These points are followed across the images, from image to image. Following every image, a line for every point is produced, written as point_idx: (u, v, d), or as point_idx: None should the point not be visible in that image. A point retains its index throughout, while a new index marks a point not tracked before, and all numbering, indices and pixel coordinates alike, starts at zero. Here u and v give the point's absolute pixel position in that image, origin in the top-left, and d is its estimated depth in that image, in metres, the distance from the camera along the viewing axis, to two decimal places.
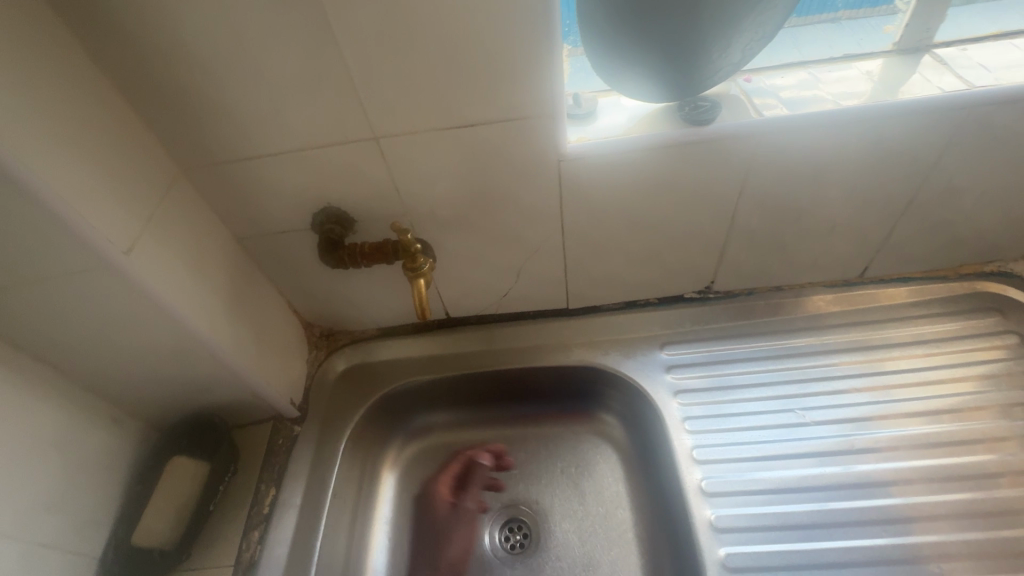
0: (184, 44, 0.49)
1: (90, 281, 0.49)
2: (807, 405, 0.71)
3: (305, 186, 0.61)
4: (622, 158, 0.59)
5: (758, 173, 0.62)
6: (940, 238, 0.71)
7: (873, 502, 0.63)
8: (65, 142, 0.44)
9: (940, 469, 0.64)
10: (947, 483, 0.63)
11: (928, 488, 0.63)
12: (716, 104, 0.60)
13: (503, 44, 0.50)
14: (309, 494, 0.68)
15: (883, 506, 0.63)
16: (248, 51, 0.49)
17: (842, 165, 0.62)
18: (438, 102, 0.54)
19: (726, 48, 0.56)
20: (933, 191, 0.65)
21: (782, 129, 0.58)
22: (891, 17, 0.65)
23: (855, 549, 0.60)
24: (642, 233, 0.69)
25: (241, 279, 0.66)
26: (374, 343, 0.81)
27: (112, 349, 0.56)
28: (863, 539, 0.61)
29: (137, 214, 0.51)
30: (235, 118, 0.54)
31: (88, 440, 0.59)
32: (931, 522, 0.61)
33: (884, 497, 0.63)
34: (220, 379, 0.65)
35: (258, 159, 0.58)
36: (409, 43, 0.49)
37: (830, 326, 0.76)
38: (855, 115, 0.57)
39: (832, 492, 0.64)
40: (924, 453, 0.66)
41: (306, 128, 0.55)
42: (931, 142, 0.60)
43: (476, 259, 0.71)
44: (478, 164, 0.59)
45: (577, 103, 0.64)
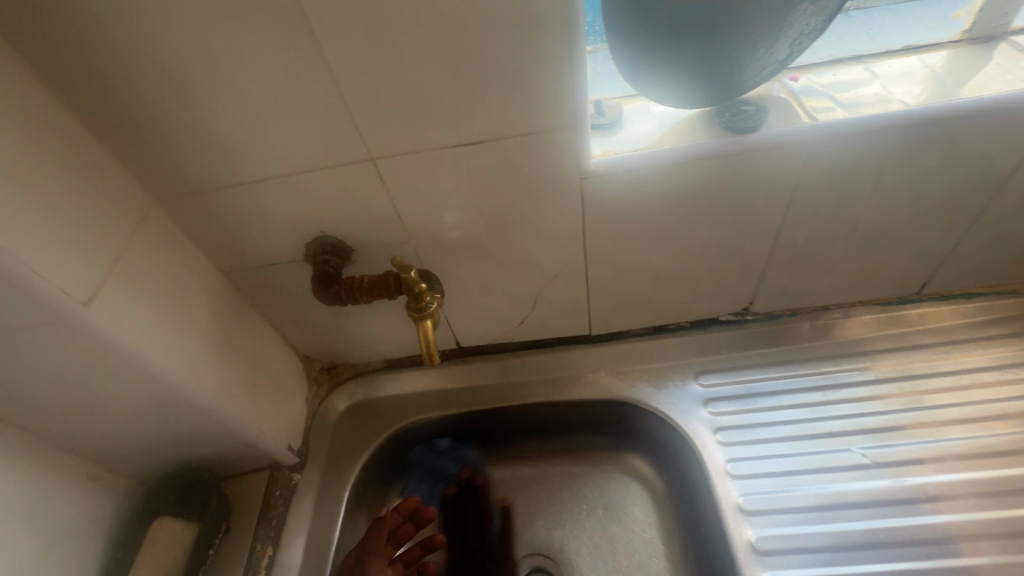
0: (150, 60, 0.42)
1: (45, 335, 0.42)
2: (866, 443, 0.62)
3: (296, 214, 0.54)
4: (653, 175, 0.52)
5: (807, 185, 0.54)
6: (1012, 250, 0.63)
7: (954, 560, 0.55)
8: (9, 179, 0.38)
9: None
10: None
11: (1016, 542, 0.55)
12: (761, 109, 0.53)
13: (518, 47, 0.43)
14: (309, 553, 0.61)
15: (965, 565, 0.55)
16: (223, 66, 0.43)
17: (906, 174, 0.54)
18: (442, 117, 0.47)
19: (773, 43, 0.49)
20: (1007, 200, 0.57)
21: (839, 136, 0.50)
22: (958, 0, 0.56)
23: None
24: (673, 254, 0.61)
25: (229, 316, 0.60)
26: (380, 377, 0.74)
27: (80, 405, 0.50)
28: None
29: (101, 256, 0.44)
30: (212, 141, 0.48)
31: (61, 504, 0.53)
32: None
33: (966, 554, 0.55)
34: (207, 429, 0.58)
35: (241, 186, 0.51)
36: (408, 52, 0.43)
37: (884, 349, 0.68)
38: (924, 117, 0.49)
39: (904, 547, 0.56)
40: (1008, 499, 0.57)
41: (294, 151, 0.49)
42: (1011, 145, 0.52)
43: (488, 287, 0.64)
44: (489, 184, 0.52)
45: (599, 111, 0.56)
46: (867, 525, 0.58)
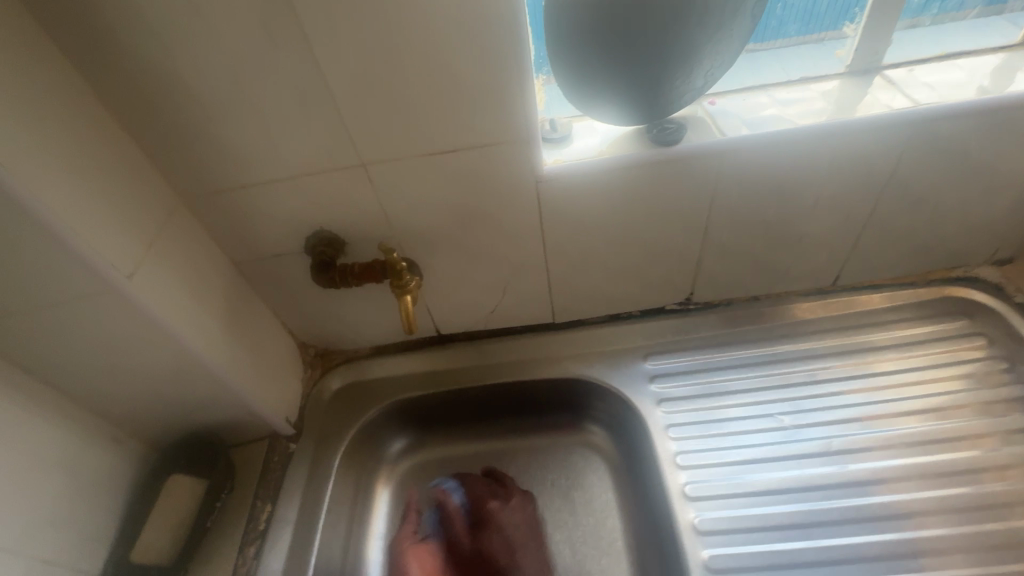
0: (185, 85, 0.53)
1: (93, 304, 0.52)
2: (787, 411, 0.73)
3: (298, 212, 0.64)
4: (596, 179, 0.63)
5: (724, 188, 0.66)
6: (904, 245, 0.74)
7: (866, 501, 0.65)
8: (73, 176, 0.48)
9: (929, 466, 0.66)
10: (936, 479, 0.65)
11: (917, 485, 0.65)
12: (682, 127, 0.64)
13: (479, 76, 0.54)
14: (304, 509, 0.70)
15: (875, 504, 0.65)
16: (243, 89, 0.54)
17: (806, 179, 0.66)
18: (420, 130, 0.58)
19: (689, 75, 0.61)
20: (892, 201, 0.69)
21: (744, 148, 0.62)
22: (840, 43, 0.69)
23: (850, 547, 0.62)
24: (620, 248, 0.72)
25: (238, 300, 0.69)
26: (367, 361, 0.84)
27: (112, 370, 0.59)
28: (856, 536, 0.63)
29: (139, 240, 0.54)
30: (231, 150, 0.58)
31: (90, 459, 0.61)
32: (922, 517, 0.63)
33: (876, 496, 0.65)
34: (216, 398, 0.67)
35: (253, 187, 0.62)
36: (393, 80, 0.54)
37: (806, 332, 0.79)
38: (813, 132, 0.61)
39: (825, 492, 0.66)
40: (911, 451, 0.68)
41: (298, 158, 0.59)
42: (885, 156, 0.64)
43: (463, 277, 0.74)
44: (460, 187, 0.63)
45: (553, 128, 0.67)
46: (796, 473, 0.68)
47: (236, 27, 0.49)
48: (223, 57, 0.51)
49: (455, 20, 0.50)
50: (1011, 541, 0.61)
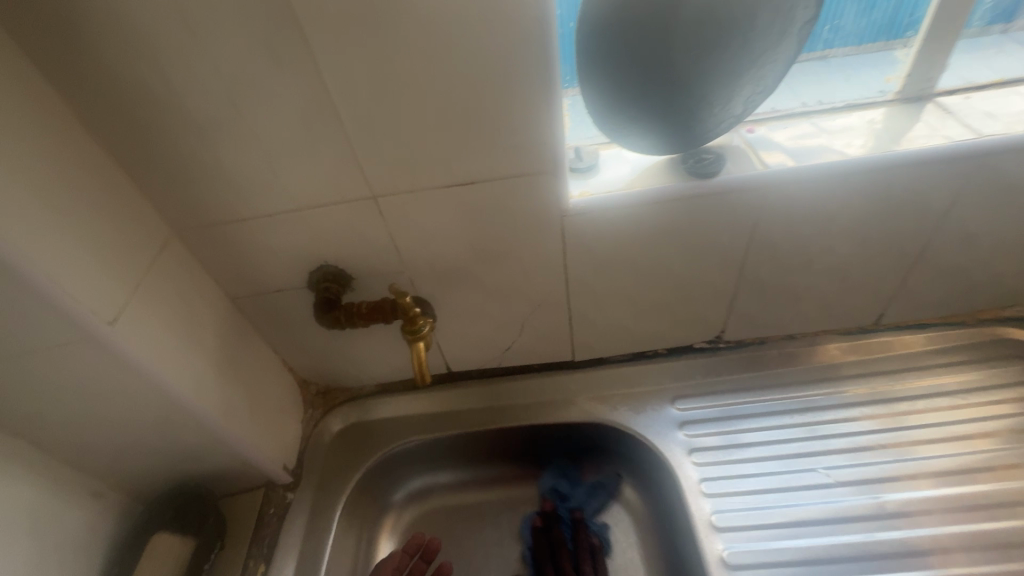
0: (180, 112, 0.48)
1: (70, 352, 0.46)
2: (831, 465, 0.67)
3: (301, 246, 0.59)
4: (626, 213, 0.58)
5: (765, 223, 0.60)
6: (955, 283, 0.69)
7: (925, 571, 0.58)
8: (51, 213, 0.43)
9: (993, 532, 0.60)
10: (1002, 548, 0.59)
11: (982, 553, 0.59)
12: (720, 158, 0.59)
13: (503, 104, 0.49)
14: (300, 571, 0.63)
15: (936, 575, 0.58)
16: (244, 116, 0.49)
17: (854, 214, 0.60)
18: (436, 161, 0.53)
19: (728, 101, 0.56)
20: (945, 238, 0.63)
21: (788, 181, 0.57)
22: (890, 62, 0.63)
23: None
24: (648, 285, 0.67)
25: (234, 339, 0.64)
26: (372, 401, 0.78)
27: (92, 421, 0.53)
28: None
29: (123, 279, 0.49)
30: (230, 180, 0.53)
31: (65, 518, 0.55)
32: None
33: (936, 566, 0.59)
34: (207, 447, 0.61)
35: (253, 220, 0.57)
36: (408, 108, 0.49)
37: (846, 375, 0.73)
38: (864, 165, 0.56)
39: (879, 560, 0.59)
40: (972, 514, 0.61)
41: (302, 189, 0.54)
42: (942, 190, 0.59)
43: (477, 314, 0.69)
44: (478, 221, 0.58)
45: (578, 156, 0.62)
46: (844, 538, 0.61)
47: (236, 46, 0.44)
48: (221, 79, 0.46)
49: (479, 44, 0.46)
50: None
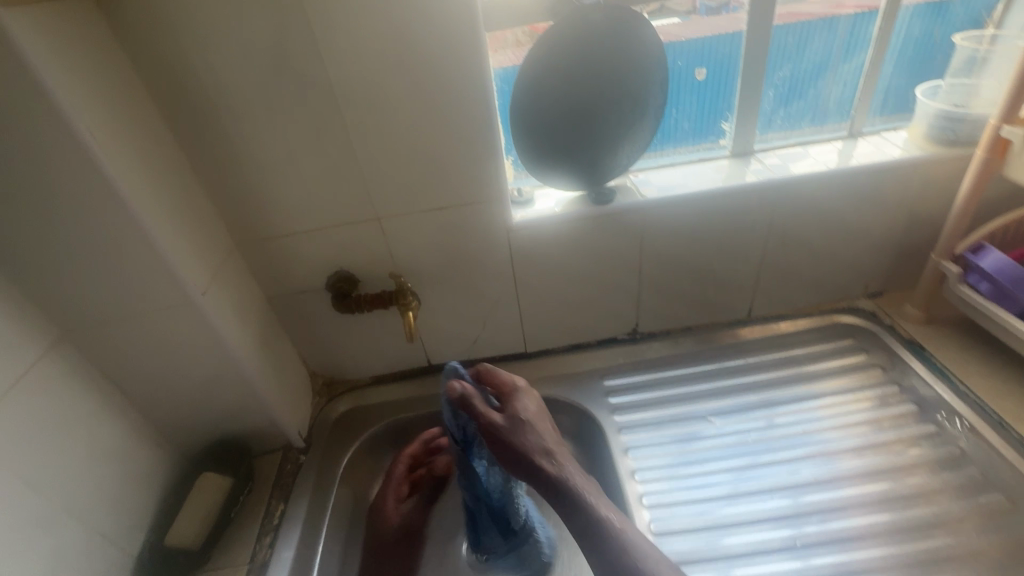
0: (254, 162, 0.73)
1: (172, 314, 0.68)
2: (717, 415, 0.89)
3: (326, 256, 0.83)
4: (552, 227, 0.84)
5: (649, 236, 0.87)
6: (794, 280, 0.96)
7: (783, 476, 0.79)
8: (176, 219, 0.66)
9: (835, 449, 0.81)
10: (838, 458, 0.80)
11: (825, 463, 0.80)
12: (614, 192, 0.87)
13: (468, 155, 0.76)
14: (312, 508, 0.81)
15: (791, 478, 0.79)
16: (298, 165, 0.74)
17: (708, 229, 0.88)
18: (423, 193, 0.79)
19: (616, 155, 0.84)
20: (777, 245, 0.91)
21: (659, 204, 0.84)
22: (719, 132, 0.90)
23: (771, 509, 0.76)
24: (574, 285, 0.92)
25: (268, 327, 0.85)
26: (368, 389, 0.98)
27: (170, 376, 0.73)
28: (777, 502, 0.77)
29: (208, 269, 0.71)
30: (281, 207, 0.77)
31: (138, 456, 0.73)
32: (829, 487, 0.77)
33: (792, 472, 0.80)
34: (246, 407, 0.80)
35: (293, 236, 0.80)
36: (406, 159, 0.75)
37: (732, 354, 0.97)
38: (706, 194, 0.84)
39: (749, 471, 0.81)
40: (821, 438, 0.83)
41: (330, 214, 0.79)
42: (763, 211, 0.87)
43: (451, 310, 0.92)
44: (451, 235, 0.83)
45: (519, 194, 0.89)
46: (726, 460, 0.82)
47: (294, 119, 0.70)
48: (281, 139, 0.71)
49: (452, 118, 0.73)
50: (891, 498, 0.75)
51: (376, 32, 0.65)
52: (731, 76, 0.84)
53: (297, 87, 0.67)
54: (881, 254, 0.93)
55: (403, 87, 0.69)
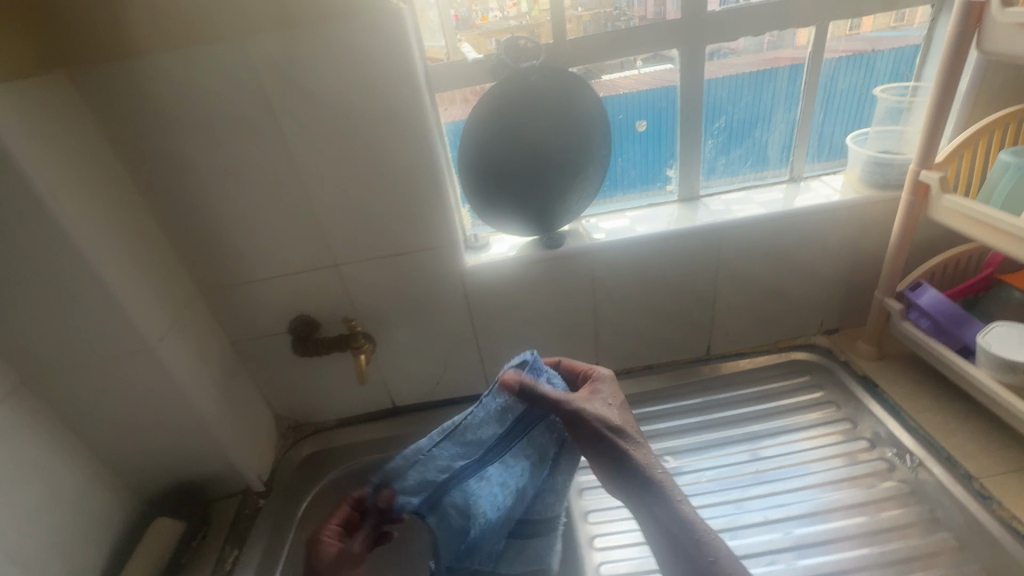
0: (216, 214, 0.77)
1: (128, 360, 0.71)
2: (700, 450, 0.88)
3: (288, 301, 0.86)
4: (504, 271, 0.88)
5: (601, 278, 0.91)
6: (748, 318, 0.98)
7: (749, 516, 0.78)
8: (136, 269, 0.70)
9: (796, 487, 0.80)
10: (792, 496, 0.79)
11: (782, 502, 0.79)
12: (563, 237, 0.91)
13: (419, 205, 0.81)
14: (266, 553, 0.81)
15: (756, 518, 0.77)
16: (258, 216, 0.78)
17: (657, 270, 0.91)
18: (378, 240, 0.83)
19: (566, 202, 0.88)
20: (727, 285, 0.94)
21: (605, 248, 0.88)
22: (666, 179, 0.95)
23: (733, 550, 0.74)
24: (532, 326, 0.94)
25: (231, 371, 0.87)
26: (334, 431, 0.99)
27: (128, 420, 0.75)
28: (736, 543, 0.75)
29: (168, 315, 0.74)
30: (243, 255, 0.81)
31: (92, 500, 0.74)
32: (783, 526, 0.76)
33: (757, 513, 0.78)
34: (205, 451, 0.82)
35: (256, 282, 0.84)
36: (361, 209, 0.80)
37: (699, 391, 0.97)
38: (650, 238, 0.87)
39: (712, 511, 0.79)
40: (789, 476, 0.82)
41: (290, 262, 0.83)
42: (710, 254, 0.90)
43: (412, 352, 0.94)
44: (408, 280, 0.87)
45: (475, 240, 0.93)
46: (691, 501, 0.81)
47: (251, 172, 0.74)
48: (240, 191, 0.76)
49: (402, 171, 0.77)
50: (844, 536, 0.74)
51: (323, 92, 0.70)
52: (670, 125, 0.89)
53: (254, 144, 0.72)
54: (831, 292, 0.96)
55: (352, 141, 0.74)
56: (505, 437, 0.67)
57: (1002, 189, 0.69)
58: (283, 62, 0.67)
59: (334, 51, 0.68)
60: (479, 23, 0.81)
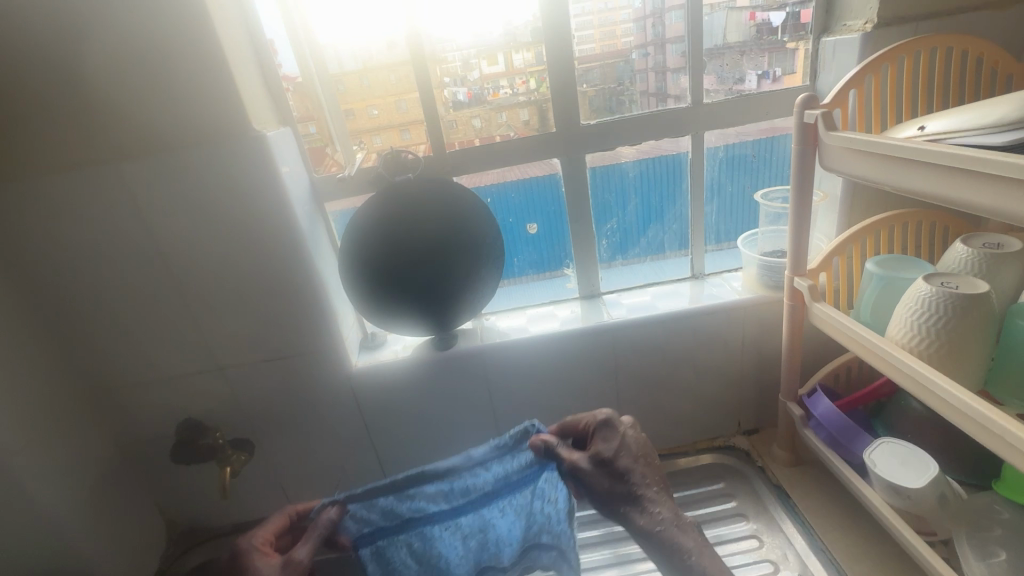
0: (102, 315, 0.77)
1: None
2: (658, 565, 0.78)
3: (174, 402, 0.85)
4: (392, 374, 0.87)
5: (496, 379, 0.89)
6: (660, 419, 0.94)
7: None
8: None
9: None
10: None
11: None
12: (454, 337, 0.90)
13: (302, 310, 0.79)
14: None
15: None
16: (141, 318, 0.78)
17: (553, 371, 0.89)
18: (262, 344, 0.81)
19: (460, 302, 0.86)
20: (631, 385, 0.91)
21: (493, 350, 0.86)
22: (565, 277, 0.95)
23: None
24: (429, 428, 0.91)
25: (113, 474, 0.84)
26: (225, 538, 0.95)
27: None
28: None
29: (34, 421, 0.72)
30: (128, 355, 0.80)
31: None
32: None
33: None
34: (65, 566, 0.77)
35: (141, 383, 0.83)
36: (242, 314, 0.79)
37: None
38: (538, 339, 0.86)
39: None
40: None
41: (175, 364, 0.81)
42: (607, 355, 0.88)
43: (306, 456, 0.91)
44: (296, 383, 0.85)
45: (372, 339, 0.93)
46: None
47: (121, 283, 0.75)
48: (110, 300, 0.76)
49: (282, 278, 0.77)
50: None
51: (189, 214, 0.71)
52: (560, 226, 0.91)
53: (122, 257, 0.73)
54: (741, 392, 0.92)
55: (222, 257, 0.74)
56: (510, 482, 0.64)
57: (868, 300, 0.68)
58: (149, 184, 0.69)
59: (201, 177, 0.70)
60: (492, 99, 0.82)
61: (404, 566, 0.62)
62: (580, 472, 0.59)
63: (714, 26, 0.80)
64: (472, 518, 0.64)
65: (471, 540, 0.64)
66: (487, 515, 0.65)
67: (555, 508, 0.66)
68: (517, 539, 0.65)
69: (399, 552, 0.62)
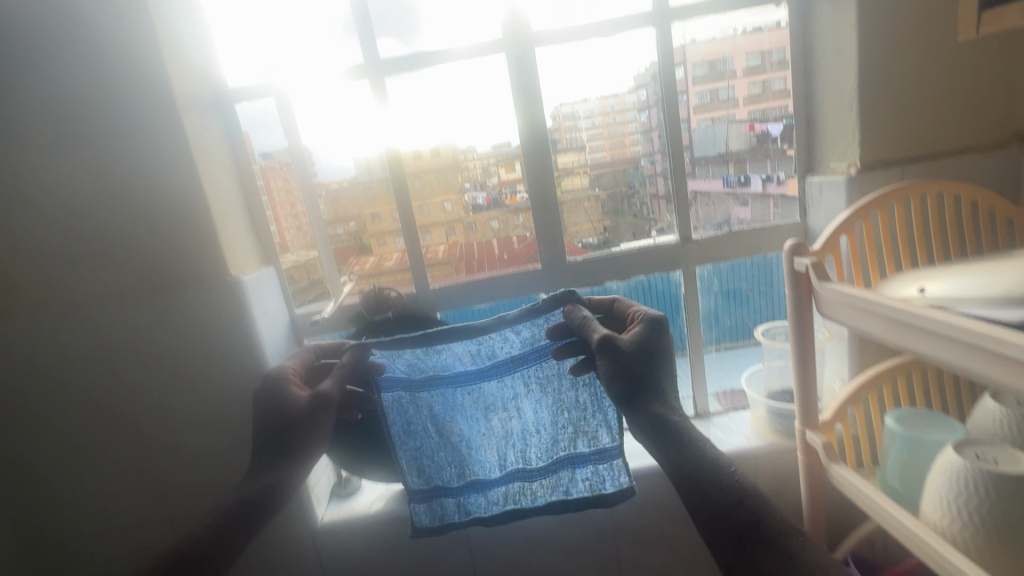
0: (51, 461, 0.71)
1: None
2: None
3: (121, 561, 0.76)
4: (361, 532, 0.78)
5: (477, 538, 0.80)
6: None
7: None
8: None
9: None
10: None
11: None
12: None
13: None
14: None
15: None
16: (93, 466, 0.71)
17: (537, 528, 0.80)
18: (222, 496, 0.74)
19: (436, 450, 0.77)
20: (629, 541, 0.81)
21: None
22: None
23: None
24: None
25: None
26: None
27: None
28: None
29: None
30: (75, 507, 0.73)
31: None
32: None
33: None
34: None
35: (86, 539, 0.74)
36: (202, 465, 0.72)
37: None
38: None
39: None
40: None
41: (125, 518, 0.74)
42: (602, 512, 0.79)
43: None
44: None
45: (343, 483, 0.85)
46: None
47: (71, 434, 0.70)
48: (62, 450, 0.70)
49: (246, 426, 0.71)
50: None
51: (153, 362, 0.68)
52: None
53: (80, 405, 0.69)
54: None
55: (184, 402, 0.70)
56: (536, 349, 0.65)
57: (894, 462, 0.59)
58: (115, 335, 0.67)
59: (169, 324, 0.67)
60: (510, 202, 0.82)
61: (419, 431, 0.70)
62: (625, 360, 0.52)
63: (717, 137, 0.79)
64: (496, 387, 0.68)
65: (492, 418, 0.70)
66: (510, 386, 0.68)
67: (580, 384, 0.68)
68: (531, 414, 0.70)
69: (419, 416, 0.69)
